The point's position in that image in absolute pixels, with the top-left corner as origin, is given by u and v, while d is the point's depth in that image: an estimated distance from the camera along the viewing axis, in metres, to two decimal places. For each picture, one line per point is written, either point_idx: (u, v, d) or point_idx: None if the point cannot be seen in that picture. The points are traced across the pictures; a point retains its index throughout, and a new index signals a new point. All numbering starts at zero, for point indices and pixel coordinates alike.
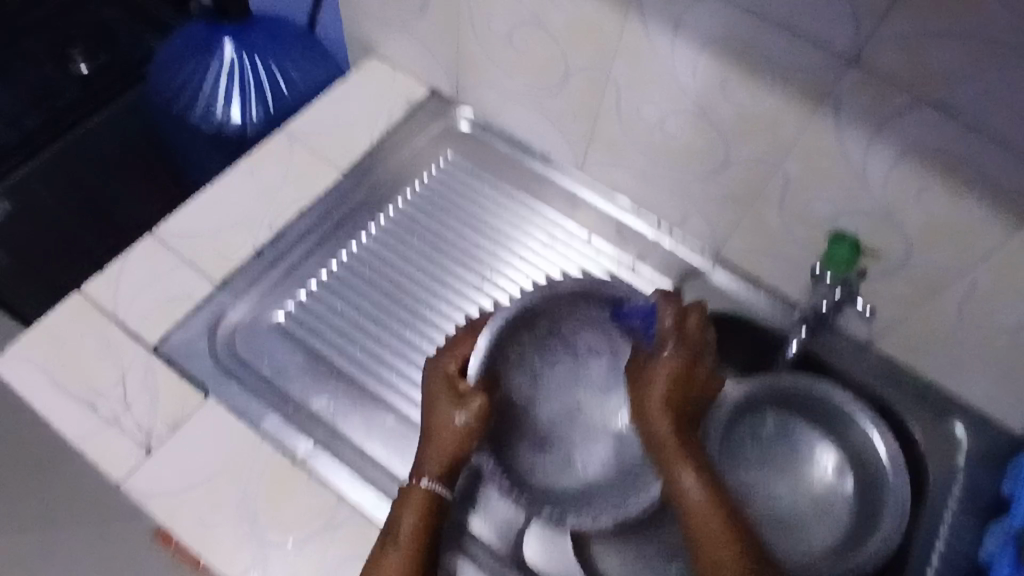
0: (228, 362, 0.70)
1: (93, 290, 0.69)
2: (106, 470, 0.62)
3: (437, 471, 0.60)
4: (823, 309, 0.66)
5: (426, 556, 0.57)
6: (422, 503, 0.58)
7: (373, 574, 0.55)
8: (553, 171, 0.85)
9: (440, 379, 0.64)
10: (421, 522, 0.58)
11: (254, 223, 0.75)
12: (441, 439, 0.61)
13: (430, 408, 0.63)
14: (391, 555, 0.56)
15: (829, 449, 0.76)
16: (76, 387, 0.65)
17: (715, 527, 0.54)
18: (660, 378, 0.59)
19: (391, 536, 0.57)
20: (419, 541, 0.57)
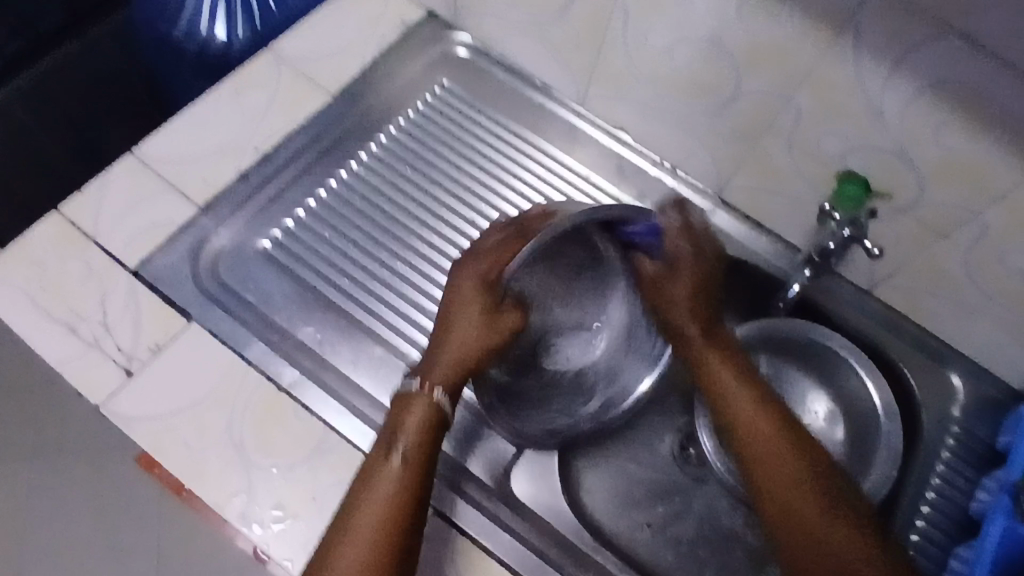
0: (211, 288, 0.67)
1: (71, 210, 0.66)
2: (87, 394, 0.60)
3: (448, 378, 0.58)
4: (831, 247, 0.66)
5: (427, 470, 0.54)
6: (427, 408, 0.56)
7: (373, 480, 0.53)
8: (553, 103, 0.82)
9: (471, 279, 0.61)
10: (424, 433, 0.55)
11: (240, 146, 0.72)
12: (460, 346, 0.59)
13: (449, 314, 0.60)
14: (391, 463, 0.53)
15: (821, 395, 0.75)
16: (54, 310, 0.62)
17: (751, 410, 0.60)
18: (683, 303, 0.63)
19: (393, 444, 0.54)
20: (422, 455, 0.54)
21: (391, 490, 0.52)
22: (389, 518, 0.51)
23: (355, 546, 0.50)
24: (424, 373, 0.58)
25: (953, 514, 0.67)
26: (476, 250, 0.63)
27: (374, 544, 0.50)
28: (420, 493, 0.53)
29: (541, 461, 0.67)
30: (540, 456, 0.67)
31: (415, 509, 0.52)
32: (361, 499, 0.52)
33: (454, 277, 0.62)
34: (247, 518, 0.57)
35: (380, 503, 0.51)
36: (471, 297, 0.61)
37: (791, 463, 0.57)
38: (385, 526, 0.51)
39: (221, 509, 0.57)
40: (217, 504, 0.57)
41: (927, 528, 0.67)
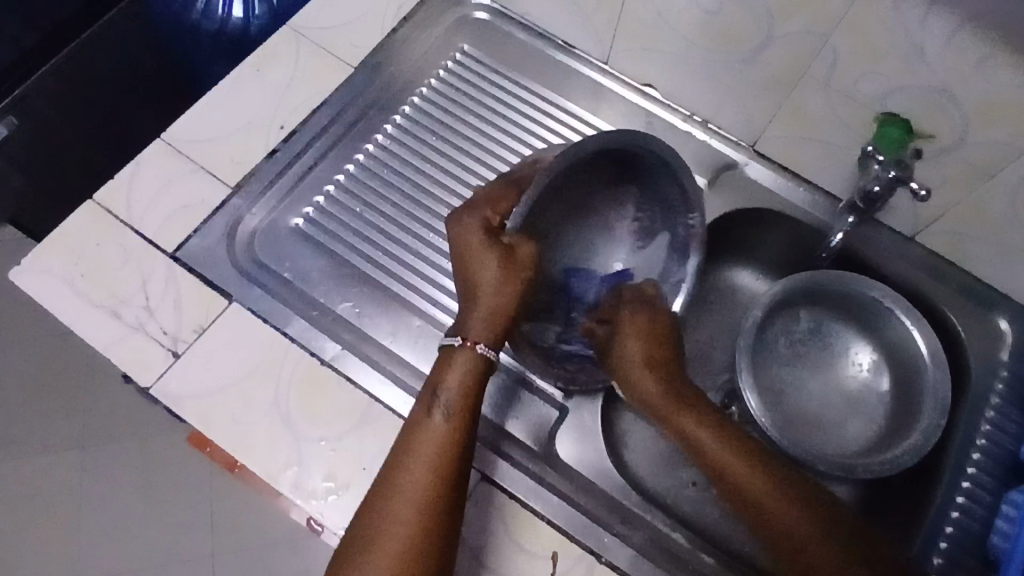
0: (249, 267, 0.67)
1: (105, 197, 0.67)
2: (134, 376, 0.61)
3: (487, 332, 0.58)
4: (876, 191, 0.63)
5: (469, 423, 0.54)
6: (467, 362, 0.56)
7: (415, 434, 0.53)
8: (577, 62, 0.80)
9: (476, 232, 0.61)
10: (466, 387, 0.56)
11: (267, 125, 0.71)
12: (493, 292, 0.58)
13: (466, 269, 0.60)
14: (435, 419, 0.54)
15: (866, 346, 0.75)
16: (98, 296, 0.63)
17: (741, 471, 0.58)
18: (648, 377, 0.61)
19: (435, 399, 0.55)
20: (463, 408, 0.55)
21: (435, 446, 0.53)
22: (435, 474, 0.51)
23: (402, 499, 0.51)
24: (462, 331, 0.58)
25: (1002, 461, 0.65)
26: (469, 205, 0.63)
27: (419, 503, 0.51)
28: (463, 447, 0.53)
29: (583, 425, 0.66)
30: (584, 419, 0.66)
31: (458, 463, 0.53)
32: (407, 452, 0.53)
33: (458, 235, 0.61)
34: (300, 490, 0.58)
35: (427, 459, 0.52)
36: (482, 247, 0.60)
37: (802, 531, 0.56)
38: (430, 480, 0.51)
39: (273, 482, 0.58)
40: (268, 475, 0.58)
41: (978, 475, 0.65)
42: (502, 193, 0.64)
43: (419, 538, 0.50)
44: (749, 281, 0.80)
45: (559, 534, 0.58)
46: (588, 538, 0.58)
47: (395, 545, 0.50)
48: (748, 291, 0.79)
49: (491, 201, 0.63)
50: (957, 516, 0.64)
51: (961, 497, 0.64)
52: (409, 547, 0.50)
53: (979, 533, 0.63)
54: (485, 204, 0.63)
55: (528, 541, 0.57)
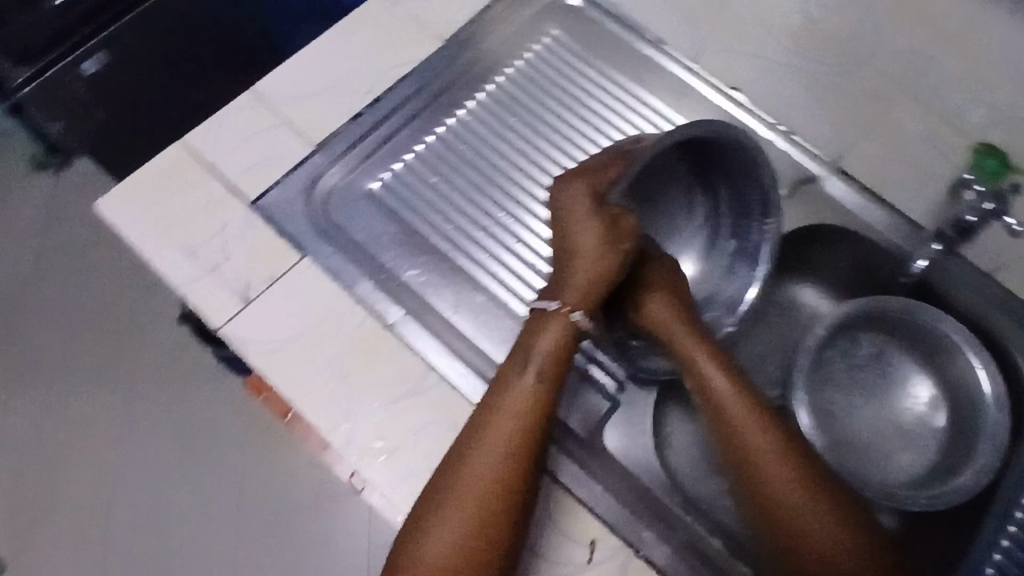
0: (323, 223, 0.69)
1: (193, 141, 0.69)
2: (205, 316, 0.63)
3: (584, 303, 0.58)
4: (971, 220, 0.62)
5: (557, 389, 0.56)
6: (561, 328, 0.57)
7: (503, 394, 0.55)
8: (663, 56, 0.77)
9: (579, 199, 0.62)
10: (558, 350, 0.56)
11: (354, 88, 0.72)
12: (592, 262, 0.59)
13: (566, 235, 0.61)
14: (526, 378, 0.55)
15: (925, 380, 0.73)
16: (178, 236, 0.65)
17: (760, 443, 0.57)
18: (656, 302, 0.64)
19: (529, 360, 0.56)
20: (555, 375, 0.56)
21: (524, 404, 0.54)
22: (520, 431, 0.53)
23: (482, 456, 0.52)
24: (559, 295, 0.59)
25: None
26: (577, 170, 0.64)
27: (501, 458, 0.52)
28: (549, 413, 0.54)
29: (633, 418, 0.67)
30: (634, 413, 0.67)
31: (541, 427, 0.54)
32: (493, 411, 0.54)
33: (562, 203, 0.63)
34: (352, 445, 0.59)
35: (514, 416, 0.53)
36: (586, 215, 0.61)
37: (787, 481, 0.56)
38: (514, 441, 0.53)
39: (327, 434, 0.60)
40: (323, 428, 0.60)
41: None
42: (607, 162, 0.63)
43: (496, 494, 0.51)
44: (814, 300, 0.78)
45: (600, 522, 0.58)
46: (628, 530, 0.58)
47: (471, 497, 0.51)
48: (811, 309, 0.78)
49: (593, 168, 0.63)
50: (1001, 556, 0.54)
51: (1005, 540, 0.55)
52: (485, 501, 0.51)
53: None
54: (592, 172, 0.63)
55: (569, 525, 0.58)
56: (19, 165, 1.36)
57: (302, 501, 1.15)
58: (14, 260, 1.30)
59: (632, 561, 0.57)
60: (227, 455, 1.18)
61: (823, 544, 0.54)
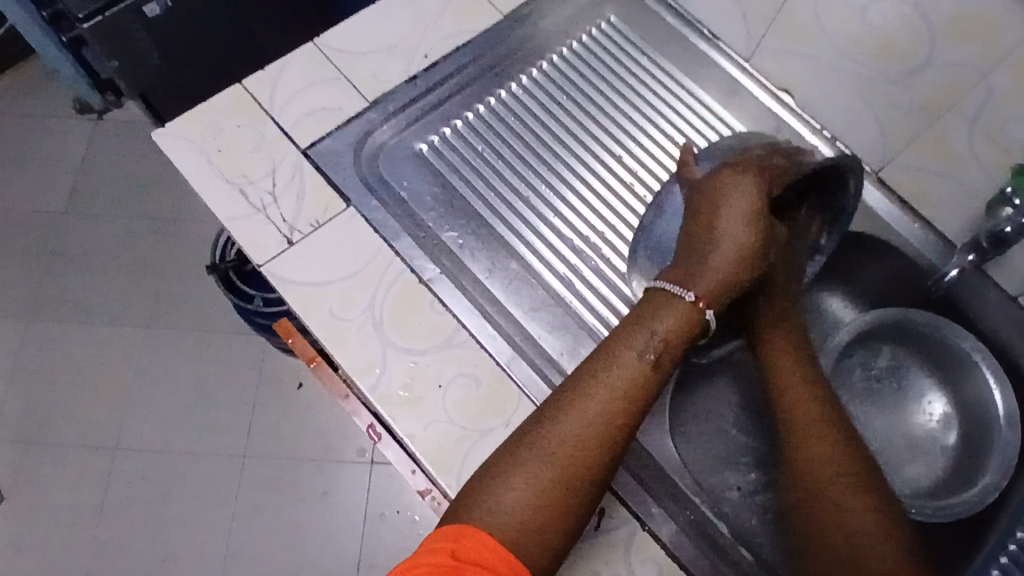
0: (369, 177, 0.70)
1: (253, 84, 0.71)
2: (249, 252, 0.65)
3: (713, 298, 0.60)
4: (1008, 231, 0.61)
5: (663, 375, 0.56)
6: (681, 315, 0.58)
7: (608, 367, 0.55)
8: (717, 54, 0.80)
9: (747, 192, 0.63)
10: (673, 336, 0.57)
11: (413, 51, 0.74)
12: (730, 260, 0.61)
13: (713, 223, 0.63)
14: (641, 358, 0.55)
15: (939, 396, 0.73)
16: (230, 172, 0.67)
17: (831, 449, 0.55)
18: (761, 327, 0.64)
19: (647, 341, 0.56)
20: (669, 362, 0.56)
21: (632, 383, 0.54)
22: (622, 409, 0.54)
23: (584, 419, 0.53)
24: (692, 285, 0.60)
25: None
26: (741, 162, 0.65)
27: (598, 429, 0.53)
28: (651, 394, 0.55)
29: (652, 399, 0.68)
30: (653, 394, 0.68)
31: (641, 409, 0.54)
32: (596, 383, 0.54)
33: (722, 189, 0.64)
34: (378, 390, 0.61)
35: (621, 393, 0.54)
36: (742, 213, 0.63)
37: (841, 487, 0.54)
38: (614, 415, 0.53)
39: (355, 376, 0.62)
40: (352, 370, 0.62)
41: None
42: (770, 165, 0.65)
43: (585, 461, 0.52)
44: (841, 311, 0.77)
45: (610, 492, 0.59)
46: (637, 503, 0.60)
47: (560, 457, 0.52)
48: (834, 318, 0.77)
49: (767, 164, 0.65)
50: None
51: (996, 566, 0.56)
52: (572, 466, 0.52)
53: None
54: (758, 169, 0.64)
55: None
56: (68, 102, 1.39)
57: (305, 460, 1.18)
58: (51, 193, 1.33)
59: (637, 534, 0.58)
60: (238, 406, 1.21)
61: (867, 550, 0.51)
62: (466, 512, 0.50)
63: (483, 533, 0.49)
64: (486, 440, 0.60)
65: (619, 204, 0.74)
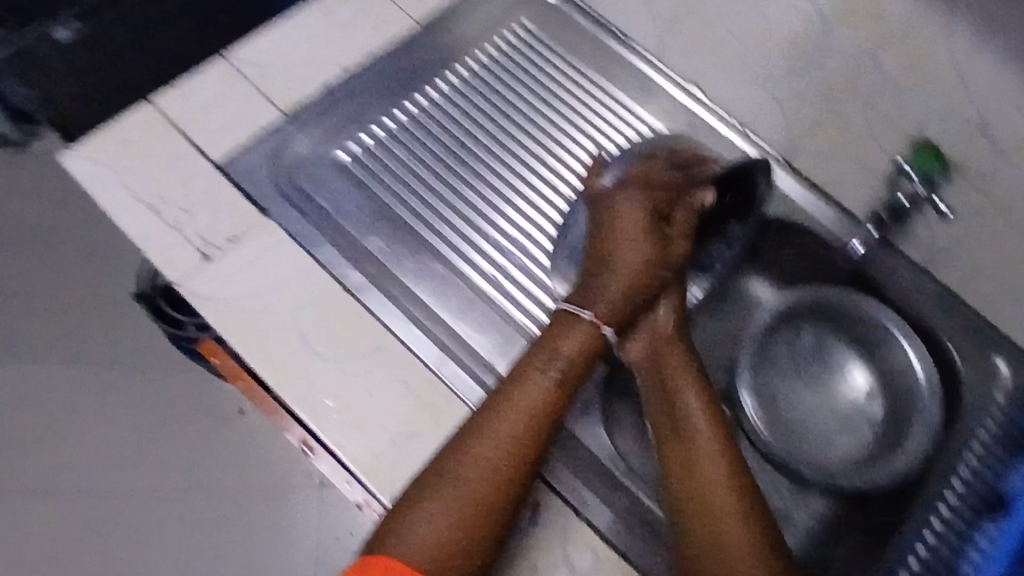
0: (287, 188, 0.69)
1: (162, 101, 0.69)
2: (164, 271, 0.63)
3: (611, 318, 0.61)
4: (908, 203, 0.70)
5: (568, 395, 0.58)
6: (583, 338, 0.60)
7: (515, 390, 0.57)
8: (629, 52, 0.81)
9: (646, 214, 0.65)
10: (576, 357, 0.59)
11: (326, 61, 0.74)
12: (627, 280, 0.62)
13: (614, 242, 0.64)
14: (545, 378, 0.58)
15: (862, 367, 0.75)
16: (141, 191, 0.66)
17: (720, 481, 0.56)
18: (662, 323, 0.64)
19: (550, 362, 0.58)
20: (572, 382, 0.58)
21: (538, 403, 0.56)
22: (531, 429, 0.55)
23: (494, 440, 0.54)
24: (589, 306, 0.61)
25: None
26: (644, 184, 0.67)
27: (509, 450, 0.54)
28: (558, 413, 0.57)
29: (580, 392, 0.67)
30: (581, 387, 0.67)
31: (548, 430, 0.56)
32: (505, 405, 0.56)
33: (623, 209, 0.66)
34: (305, 402, 0.60)
35: (529, 413, 0.56)
36: (642, 232, 0.64)
37: (727, 522, 0.54)
38: (524, 435, 0.55)
39: (280, 390, 0.60)
40: (278, 385, 0.60)
41: (956, 506, 0.62)
42: (672, 185, 0.67)
43: (497, 483, 0.53)
44: (761, 292, 0.79)
45: (545, 486, 0.60)
46: (572, 495, 0.61)
47: (473, 481, 0.53)
48: (755, 299, 0.79)
49: (671, 185, 0.67)
50: (923, 551, 0.60)
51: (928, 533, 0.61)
52: (485, 490, 0.53)
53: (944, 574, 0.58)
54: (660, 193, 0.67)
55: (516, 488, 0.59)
56: None
57: (251, 489, 1.14)
58: None
59: (574, 524, 0.59)
60: (175, 439, 1.16)
61: None
62: (381, 546, 0.51)
63: (398, 566, 0.49)
64: (417, 444, 0.59)
65: (541, 202, 0.74)
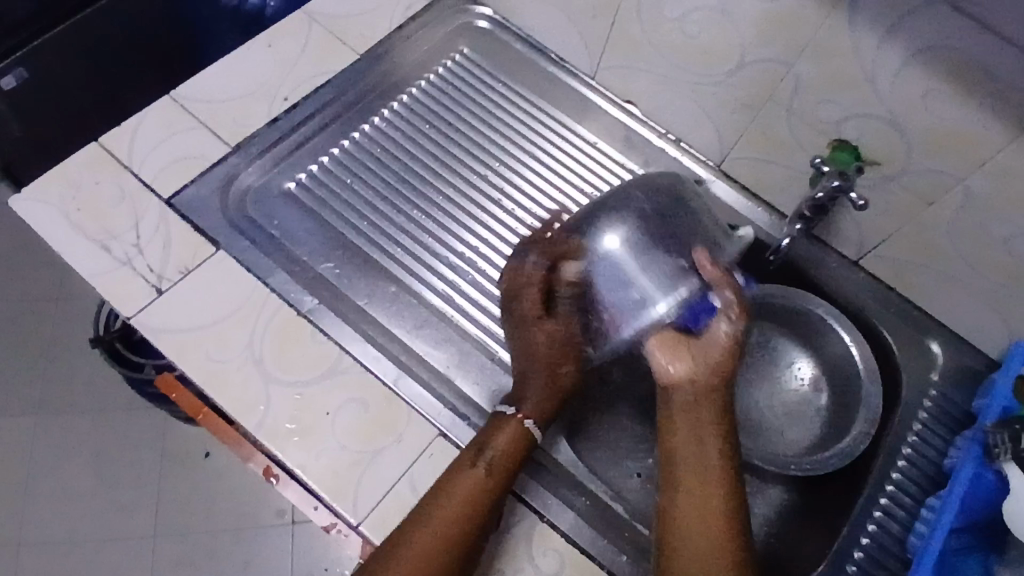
0: (238, 219, 0.71)
1: (109, 140, 0.70)
2: (117, 306, 0.64)
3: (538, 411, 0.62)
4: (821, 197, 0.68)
5: (499, 490, 0.57)
6: (511, 434, 0.60)
7: (441, 493, 0.56)
8: (567, 75, 0.86)
9: (532, 303, 0.64)
10: (507, 454, 0.59)
11: (271, 95, 0.76)
12: (539, 381, 0.63)
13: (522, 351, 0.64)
14: (477, 469, 0.57)
15: (806, 360, 0.79)
16: (91, 229, 0.66)
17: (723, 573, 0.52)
18: (721, 346, 0.56)
19: (479, 455, 0.58)
20: (503, 474, 0.58)
21: (471, 491, 0.56)
22: (462, 519, 0.55)
23: (426, 530, 0.54)
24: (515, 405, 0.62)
25: (927, 470, 0.69)
26: (518, 288, 0.65)
27: (439, 539, 0.54)
28: (490, 504, 0.56)
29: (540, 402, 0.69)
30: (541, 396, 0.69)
31: (481, 523, 0.56)
32: (439, 494, 0.56)
33: (516, 314, 0.65)
34: (263, 427, 0.61)
35: (462, 499, 0.55)
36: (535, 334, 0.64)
37: None
38: (454, 524, 0.54)
39: (238, 416, 0.61)
40: (236, 411, 0.61)
41: (901, 481, 0.69)
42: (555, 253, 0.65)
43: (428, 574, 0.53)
44: None
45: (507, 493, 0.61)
46: (534, 499, 0.62)
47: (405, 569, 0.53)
48: None
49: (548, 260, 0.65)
50: (874, 529, 0.67)
51: (878, 511, 0.67)
52: None
53: (893, 548, 0.66)
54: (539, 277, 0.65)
55: None
56: None
57: (221, 531, 1.11)
58: None
59: (536, 528, 0.60)
60: (140, 487, 1.13)
61: None
62: None
63: None
64: (379, 460, 0.60)
65: (490, 220, 0.77)
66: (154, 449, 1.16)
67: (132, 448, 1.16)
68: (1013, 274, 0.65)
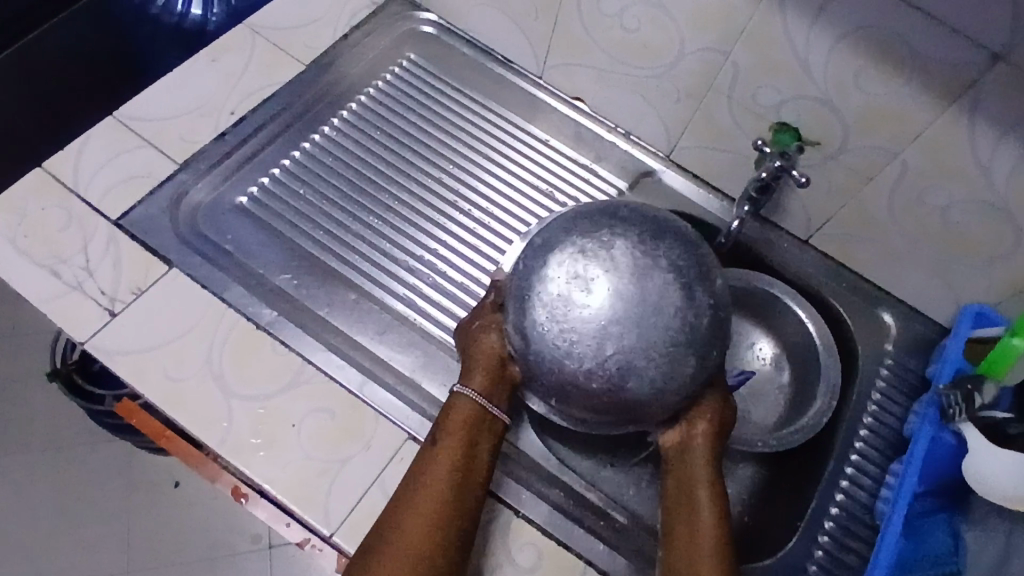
0: (190, 236, 0.70)
1: (52, 164, 0.69)
2: (69, 331, 0.62)
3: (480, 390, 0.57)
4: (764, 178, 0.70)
5: (467, 462, 0.55)
6: (462, 411, 0.56)
7: (422, 483, 0.54)
8: (514, 76, 0.87)
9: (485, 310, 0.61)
10: (460, 428, 0.56)
11: (217, 110, 0.75)
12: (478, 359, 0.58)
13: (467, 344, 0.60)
14: (437, 446, 0.55)
15: (766, 340, 0.80)
16: (37, 255, 0.65)
17: None
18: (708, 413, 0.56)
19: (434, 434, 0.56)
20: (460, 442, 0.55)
21: (441, 469, 0.54)
22: (432, 494, 0.53)
23: (402, 514, 0.53)
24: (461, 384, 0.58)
25: (889, 439, 0.71)
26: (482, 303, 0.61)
27: (416, 521, 0.52)
28: (461, 477, 0.54)
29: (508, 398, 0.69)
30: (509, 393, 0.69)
31: (453, 495, 0.53)
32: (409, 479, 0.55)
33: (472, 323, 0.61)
34: (227, 443, 0.59)
35: (430, 478, 0.54)
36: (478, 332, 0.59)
37: None
38: (428, 500, 0.53)
39: (201, 434, 0.60)
40: (198, 429, 0.60)
41: (865, 449, 0.71)
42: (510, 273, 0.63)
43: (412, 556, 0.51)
44: None
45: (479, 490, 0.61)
46: (507, 494, 0.62)
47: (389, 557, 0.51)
48: None
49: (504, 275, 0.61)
50: (841, 499, 0.69)
51: (845, 481, 0.69)
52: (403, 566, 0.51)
53: (863, 516, 0.68)
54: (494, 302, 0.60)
55: None
56: None
57: (194, 560, 1.08)
58: None
59: (510, 522, 0.60)
60: (109, 521, 1.10)
61: None
62: None
63: None
64: (349, 467, 0.60)
65: (448, 222, 0.77)
66: (120, 480, 1.13)
67: (97, 482, 1.12)
68: (952, 241, 0.67)
